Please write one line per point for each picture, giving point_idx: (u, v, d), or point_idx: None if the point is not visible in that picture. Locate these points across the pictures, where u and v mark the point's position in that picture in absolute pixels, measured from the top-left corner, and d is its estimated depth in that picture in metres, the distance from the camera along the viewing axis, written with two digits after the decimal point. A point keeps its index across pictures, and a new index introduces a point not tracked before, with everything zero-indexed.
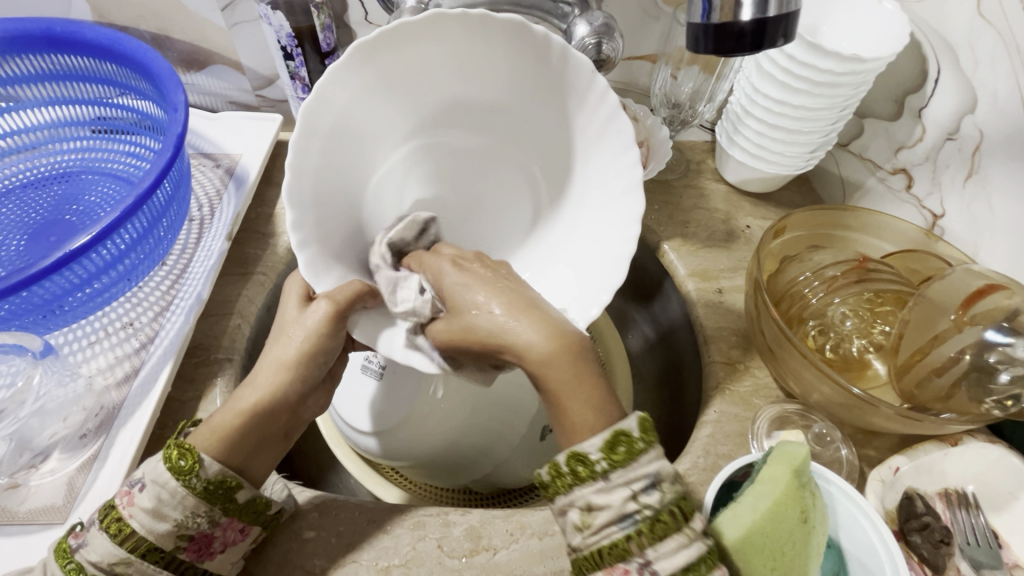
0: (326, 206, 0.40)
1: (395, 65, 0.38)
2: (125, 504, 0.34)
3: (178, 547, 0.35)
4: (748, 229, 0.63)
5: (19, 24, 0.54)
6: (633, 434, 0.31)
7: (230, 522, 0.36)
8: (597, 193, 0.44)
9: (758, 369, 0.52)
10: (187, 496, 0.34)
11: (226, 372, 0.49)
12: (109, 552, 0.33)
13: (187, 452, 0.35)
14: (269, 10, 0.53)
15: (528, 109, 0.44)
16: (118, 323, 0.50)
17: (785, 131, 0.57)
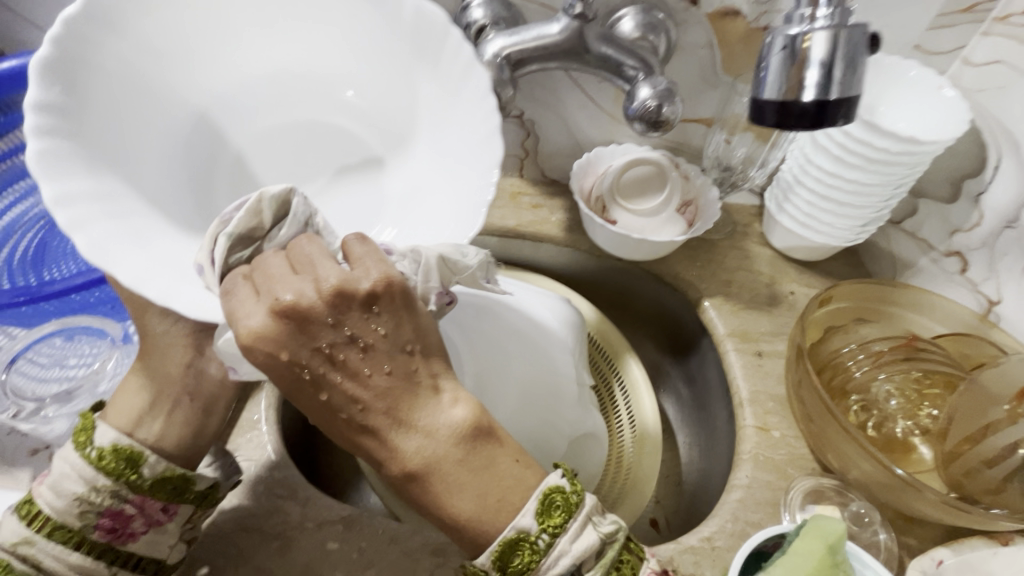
0: (102, 157, 0.38)
1: (176, 26, 0.42)
2: (37, 483, 0.39)
3: (88, 526, 0.38)
4: (792, 295, 0.63)
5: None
6: (530, 534, 0.35)
7: (143, 500, 0.39)
8: (436, 116, 0.47)
9: (794, 439, 0.51)
10: (85, 468, 0.38)
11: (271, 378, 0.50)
12: (18, 531, 0.37)
13: (85, 428, 0.39)
14: None
15: (326, 59, 0.47)
16: None
17: (837, 204, 0.58)
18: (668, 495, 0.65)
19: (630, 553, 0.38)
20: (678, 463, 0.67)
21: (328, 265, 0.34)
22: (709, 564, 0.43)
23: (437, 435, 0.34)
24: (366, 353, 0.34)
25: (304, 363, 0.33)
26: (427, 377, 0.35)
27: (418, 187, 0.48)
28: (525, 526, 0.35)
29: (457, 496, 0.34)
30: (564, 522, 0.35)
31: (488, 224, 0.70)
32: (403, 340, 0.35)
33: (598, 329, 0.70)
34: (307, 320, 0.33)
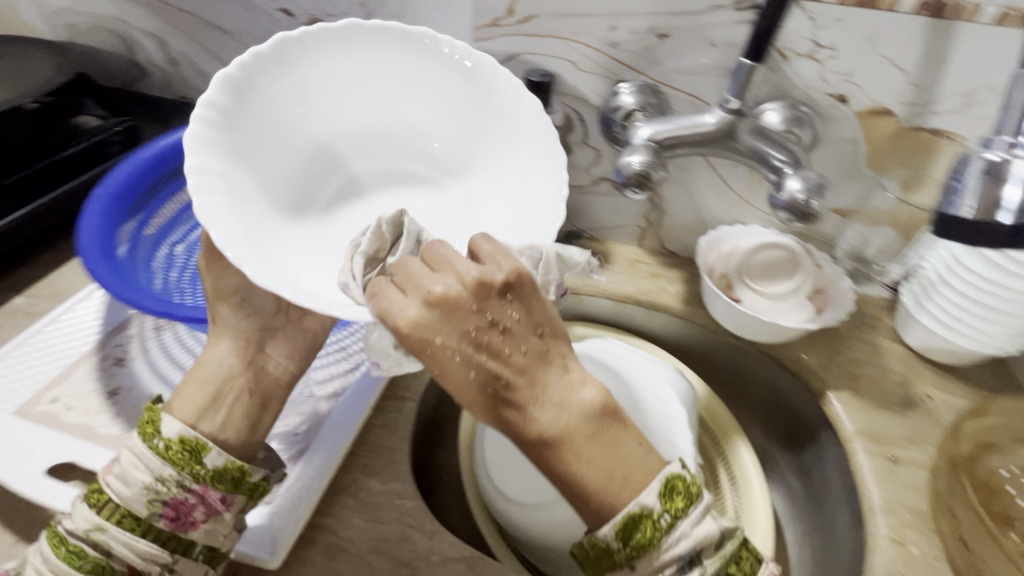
0: (246, 207, 0.46)
1: (289, 95, 0.51)
2: (103, 474, 0.42)
3: (152, 514, 0.41)
4: (929, 399, 0.60)
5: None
6: (654, 511, 0.38)
7: (204, 491, 0.42)
8: (516, 145, 0.54)
9: (935, 562, 0.47)
10: (152, 458, 0.42)
11: (406, 410, 0.54)
12: (87, 518, 0.40)
13: (150, 422, 0.43)
14: None
15: (416, 108, 0.55)
16: (334, 349, 0.60)
17: (990, 309, 0.55)
18: None
19: (734, 552, 0.40)
20: (786, 562, 0.63)
21: (466, 263, 0.39)
22: None
23: (571, 414, 0.38)
24: (499, 335, 0.38)
25: (453, 347, 0.37)
26: (549, 359, 0.39)
27: (507, 198, 0.54)
28: (649, 506, 0.38)
29: (589, 464, 0.38)
30: (687, 508, 0.39)
31: (607, 288, 0.72)
32: (528, 329, 0.39)
33: (706, 406, 0.69)
34: (453, 307, 0.37)
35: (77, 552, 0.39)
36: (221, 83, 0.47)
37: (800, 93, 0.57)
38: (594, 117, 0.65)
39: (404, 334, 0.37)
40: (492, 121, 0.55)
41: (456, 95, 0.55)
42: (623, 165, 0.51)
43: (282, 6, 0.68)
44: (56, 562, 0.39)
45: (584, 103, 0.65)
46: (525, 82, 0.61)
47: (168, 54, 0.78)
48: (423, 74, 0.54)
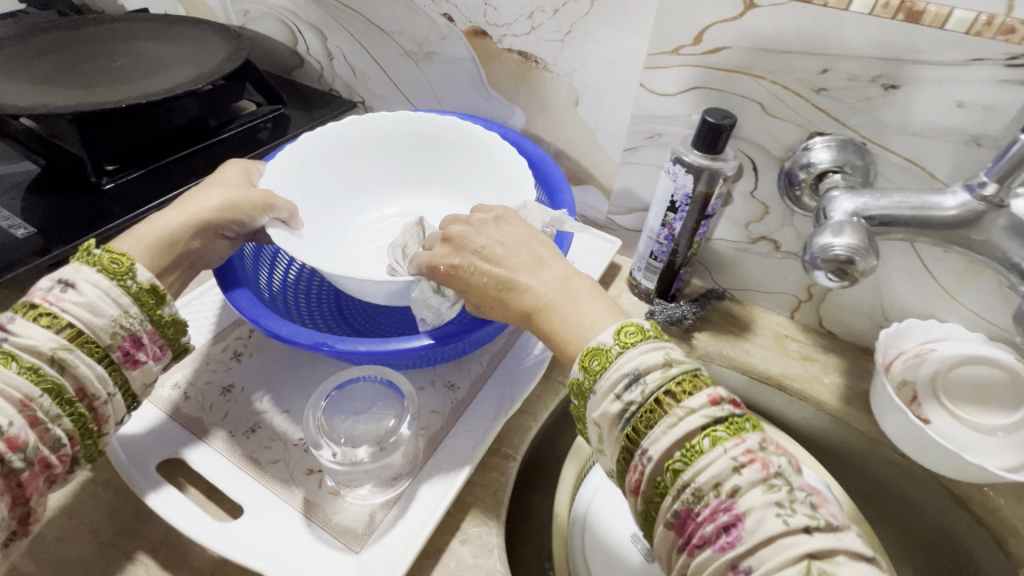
0: (318, 260, 0.53)
1: (312, 174, 0.60)
2: (52, 301, 0.38)
3: (111, 345, 0.40)
4: None
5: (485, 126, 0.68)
6: (604, 346, 0.39)
7: (155, 336, 0.43)
8: (442, 170, 0.65)
9: None
10: (122, 295, 0.41)
11: (509, 472, 0.50)
12: (50, 339, 0.37)
13: (119, 259, 0.42)
14: (681, 170, 0.55)
15: (387, 164, 0.65)
16: (441, 381, 0.55)
17: None
18: None
19: (687, 371, 0.36)
20: None
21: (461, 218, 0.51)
22: None
23: (541, 281, 0.44)
24: (488, 245, 0.47)
25: (462, 261, 0.46)
26: (539, 259, 0.46)
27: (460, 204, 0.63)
28: (603, 342, 0.39)
29: (573, 311, 0.43)
30: (637, 342, 0.38)
31: (746, 362, 0.63)
32: (520, 243, 0.47)
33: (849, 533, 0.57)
34: (456, 240, 0.48)
35: (35, 369, 0.36)
36: (269, 175, 0.56)
37: None
38: (772, 170, 0.56)
39: (438, 268, 0.47)
40: (437, 154, 0.65)
41: (405, 144, 0.65)
42: (820, 247, 0.42)
43: (446, 12, 0.65)
44: (10, 377, 0.35)
45: (763, 152, 0.55)
46: (700, 121, 0.53)
47: (327, 48, 0.79)
48: (386, 133, 0.64)
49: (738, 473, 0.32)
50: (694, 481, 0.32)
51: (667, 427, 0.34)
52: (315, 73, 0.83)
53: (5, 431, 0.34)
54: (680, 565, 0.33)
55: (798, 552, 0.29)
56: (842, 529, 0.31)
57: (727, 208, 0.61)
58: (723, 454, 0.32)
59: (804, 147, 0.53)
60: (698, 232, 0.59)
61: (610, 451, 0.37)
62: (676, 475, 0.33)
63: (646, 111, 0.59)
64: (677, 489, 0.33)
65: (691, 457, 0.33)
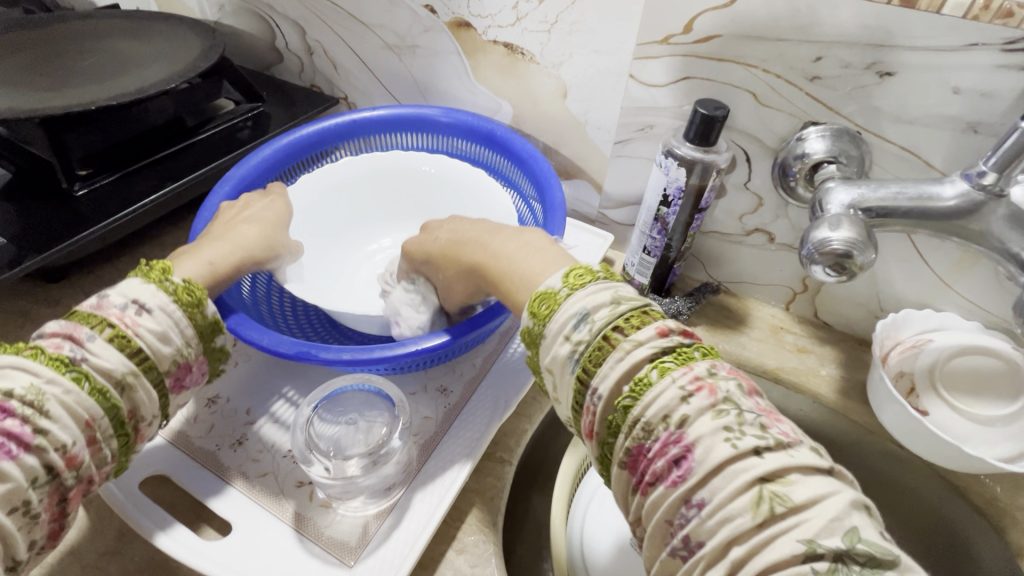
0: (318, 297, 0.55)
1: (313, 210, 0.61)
2: (128, 322, 0.38)
3: (167, 371, 0.39)
4: None
5: (472, 121, 0.66)
6: (554, 291, 0.38)
7: (205, 363, 0.43)
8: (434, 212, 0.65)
9: None
10: (188, 325, 0.41)
11: (504, 477, 0.49)
12: (123, 363, 0.36)
13: (191, 289, 0.42)
14: (673, 164, 0.54)
15: (384, 202, 0.66)
16: (433, 385, 0.54)
17: None
18: None
19: (633, 307, 0.35)
20: None
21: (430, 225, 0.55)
22: None
23: (493, 238, 0.46)
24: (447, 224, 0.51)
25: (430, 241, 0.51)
26: (496, 225, 0.48)
27: None
28: (551, 285, 0.38)
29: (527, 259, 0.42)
30: (586, 284, 0.37)
31: (742, 357, 0.62)
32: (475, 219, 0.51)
33: None
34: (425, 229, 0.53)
35: (100, 390, 0.35)
36: None
37: None
38: (766, 162, 0.55)
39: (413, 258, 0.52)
40: (428, 195, 0.65)
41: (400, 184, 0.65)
42: (817, 241, 0.41)
43: (427, 3, 0.63)
44: (81, 396, 0.34)
45: (757, 142, 0.54)
46: (692, 113, 0.52)
47: (305, 42, 0.76)
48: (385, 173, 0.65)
49: (686, 402, 0.30)
50: (644, 416, 0.31)
51: (615, 361, 0.33)
52: (294, 67, 0.81)
53: (68, 451, 0.33)
54: (637, 507, 0.32)
55: (749, 478, 0.27)
56: (791, 447, 0.29)
57: (720, 200, 0.60)
58: (672, 384, 0.31)
59: (797, 137, 0.52)
60: (692, 225, 0.58)
61: (568, 400, 0.36)
62: (625, 412, 0.32)
63: (636, 103, 0.58)
64: (628, 426, 0.32)
65: (640, 391, 0.32)
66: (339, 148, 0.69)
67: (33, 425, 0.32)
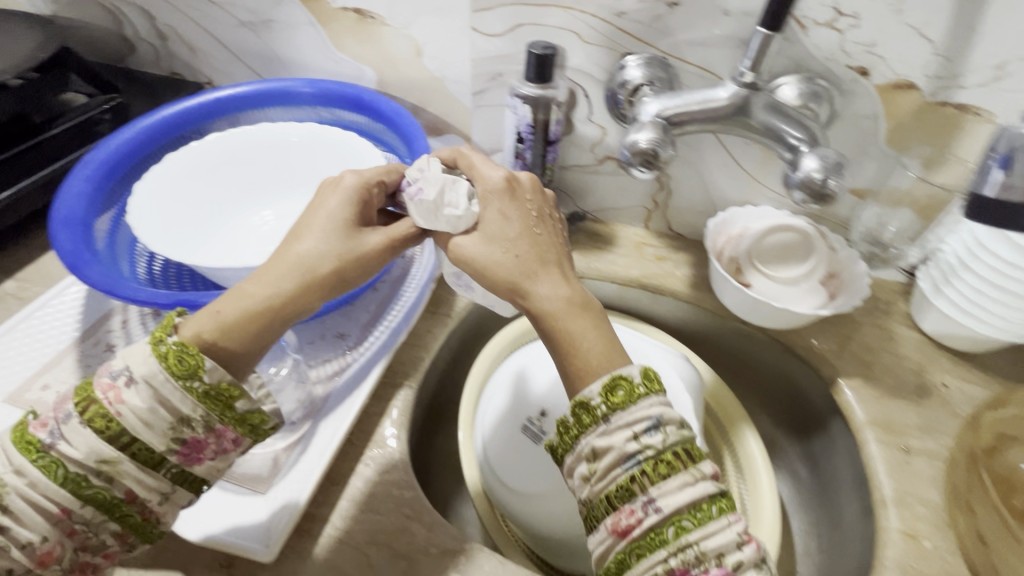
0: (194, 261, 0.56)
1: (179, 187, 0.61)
2: (109, 399, 0.35)
3: (168, 450, 0.37)
4: (944, 387, 0.58)
5: (338, 88, 0.69)
6: (633, 381, 0.38)
7: (223, 432, 0.38)
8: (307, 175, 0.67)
9: (952, 555, 0.45)
10: (185, 401, 0.36)
11: (404, 398, 0.53)
12: (95, 449, 0.35)
13: (185, 355, 0.36)
14: (519, 103, 0.60)
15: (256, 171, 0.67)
16: (331, 332, 0.57)
17: (1011, 296, 0.53)
18: None
19: (694, 436, 0.38)
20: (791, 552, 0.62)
21: (490, 166, 0.48)
22: None
23: (567, 293, 0.42)
24: (538, 228, 0.46)
25: (519, 202, 0.46)
26: (557, 268, 0.44)
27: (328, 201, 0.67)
28: (629, 372, 0.38)
29: (588, 337, 0.40)
30: (661, 392, 0.38)
31: (612, 271, 0.70)
32: (536, 228, 0.45)
33: (713, 392, 0.68)
34: (513, 192, 0.47)
35: (80, 479, 0.35)
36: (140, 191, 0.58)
37: (816, 66, 0.55)
38: (600, 94, 0.63)
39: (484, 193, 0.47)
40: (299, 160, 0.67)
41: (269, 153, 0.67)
42: (628, 143, 0.49)
43: None
44: (51, 488, 0.34)
45: (589, 78, 0.62)
46: (527, 55, 0.58)
47: (156, 28, 0.75)
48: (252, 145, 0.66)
49: (738, 548, 0.34)
50: (700, 546, 0.34)
51: (683, 484, 0.35)
52: (149, 56, 0.79)
53: (37, 547, 0.34)
54: None
55: None
56: None
57: (572, 134, 0.68)
58: (729, 526, 0.34)
59: (619, 67, 0.59)
60: (547, 158, 0.65)
61: (606, 480, 0.36)
62: (679, 531, 0.34)
63: (483, 54, 0.64)
64: (677, 546, 0.34)
65: (700, 518, 0.35)
66: (205, 126, 0.69)
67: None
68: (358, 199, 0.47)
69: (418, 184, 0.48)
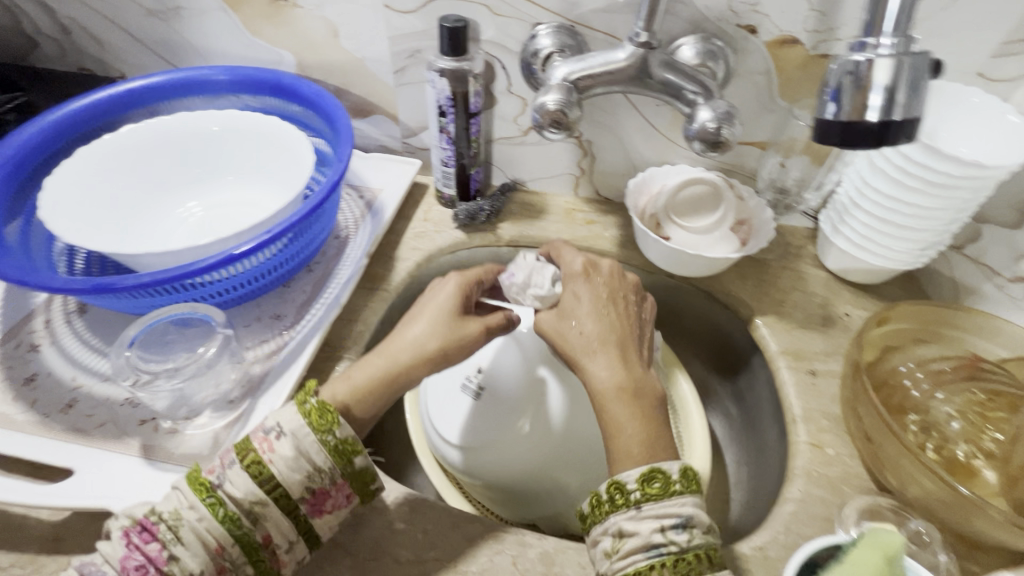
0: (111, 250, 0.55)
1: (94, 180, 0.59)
2: (264, 447, 0.41)
3: (301, 497, 0.41)
4: (847, 316, 0.63)
5: (255, 74, 0.68)
6: (671, 476, 0.40)
7: (342, 486, 0.42)
8: (231, 162, 0.67)
9: (850, 457, 0.50)
10: (320, 452, 0.41)
11: (343, 371, 0.55)
12: (251, 489, 0.39)
13: (325, 413, 0.42)
14: (436, 76, 0.62)
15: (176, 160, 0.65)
16: (267, 314, 0.57)
17: (894, 226, 0.58)
18: (720, 512, 0.65)
19: (718, 544, 0.39)
20: (726, 482, 0.67)
21: (574, 255, 0.55)
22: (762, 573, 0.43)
23: (620, 379, 0.46)
24: (620, 313, 0.50)
25: (586, 284, 0.52)
26: (627, 360, 0.47)
27: (254, 186, 0.66)
28: (668, 467, 0.40)
29: (630, 425, 0.43)
30: (695, 495, 0.40)
31: (545, 238, 0.73)
32: (607, 312, 0.50)
33: None
34: (591, 276, 0.53)
35: (231, 517, 0.39)
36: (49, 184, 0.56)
37: (711, 27, 0.58)
38: (516, 65, 0.65)
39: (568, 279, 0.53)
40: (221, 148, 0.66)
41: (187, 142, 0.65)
42: (538, 106, 0.51)
43: None
44: (212, 524, 0.38)
45: (505, 50, 0.64)
46: (440, 29, 0.59)
47: (58, 22, 0.72)
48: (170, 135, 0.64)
49: None
50: None
51: None
52: (53, 52, 0.76)
53: None
54: None
55: None
56: None
57: (495, 107, 0.70)
58: None
59: (531, 36, 0.62)
60: (471, 130, 0.67)
61: (625, 558, 0.37)
62: None
63: (399, 31, 0.65)
64: None
65: None
66: (119, 117, 0.67)
67: (167, 550, 0.37)
68: (461, 292, 0.52)
69: (511, 268, 0.55)
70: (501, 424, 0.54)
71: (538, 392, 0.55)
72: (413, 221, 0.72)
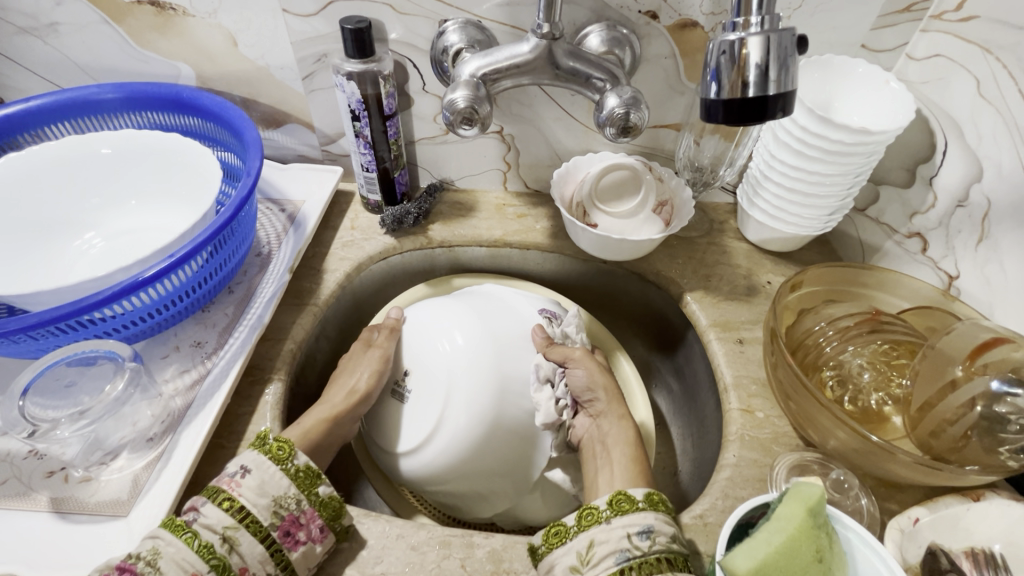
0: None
1: None
2: (234, 484, 0.41)
3: (272, 524, 0.41)
4: (769, 284, 0.66)
5: (150, 89, 0.64)
6: (637, 497, 0.43)
7: (313, 514, 0.42)
8: (133, 185, 0.63)
9: (778, 418, 0.53)
10: (283, 478, 0.43)
11: (274, 392, 0.52)
12: (224, 518, 0.39)
13: (284, 445, 0.44)
14: (344, 80, 0.60)
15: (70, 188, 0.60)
16: (187, 342, 0.54)
17: (801, 195, 0.61)
18: (671, 484, 0.67)
19: (684, 553, 0.40)
20: (675, 455, 0.69)
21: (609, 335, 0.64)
22: (703, 539, 0.45)
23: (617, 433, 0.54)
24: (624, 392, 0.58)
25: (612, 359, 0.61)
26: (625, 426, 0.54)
27: (160, 209, 0.63)
28: (636, 492, 0.43)
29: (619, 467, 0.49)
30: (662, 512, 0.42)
31: (478, 235, 0.73)
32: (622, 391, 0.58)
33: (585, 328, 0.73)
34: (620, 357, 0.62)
35: (208, 548, 0.38)
36: None
37: (614, 14, 0.59)
38: (428, 64, 0.64)
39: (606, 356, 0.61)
40: (122, 171, 0.62)
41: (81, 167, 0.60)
42: (448, 104, 0.51)
43: None
44: (189, 556, 0.37)
45: (415, 49, 0.63)
46: (343, 32, 0.57)
47: None
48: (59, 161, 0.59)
49: None
50: None
51: None
52: None
53: None
54: None
55: None
56: None
57: (412, 107, 0.68)
58: None
59: (439, 33, 0.61)
60: (389, 132, 0.65)
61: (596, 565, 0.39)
62: None
63: (302, 35, 0.62)
64: None
65: None
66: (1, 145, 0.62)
67: None
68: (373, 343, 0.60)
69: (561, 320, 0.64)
70: (426, 420, 0.55)
71: (465, 389, 0.54)
72: (340, 230, 0.70)
